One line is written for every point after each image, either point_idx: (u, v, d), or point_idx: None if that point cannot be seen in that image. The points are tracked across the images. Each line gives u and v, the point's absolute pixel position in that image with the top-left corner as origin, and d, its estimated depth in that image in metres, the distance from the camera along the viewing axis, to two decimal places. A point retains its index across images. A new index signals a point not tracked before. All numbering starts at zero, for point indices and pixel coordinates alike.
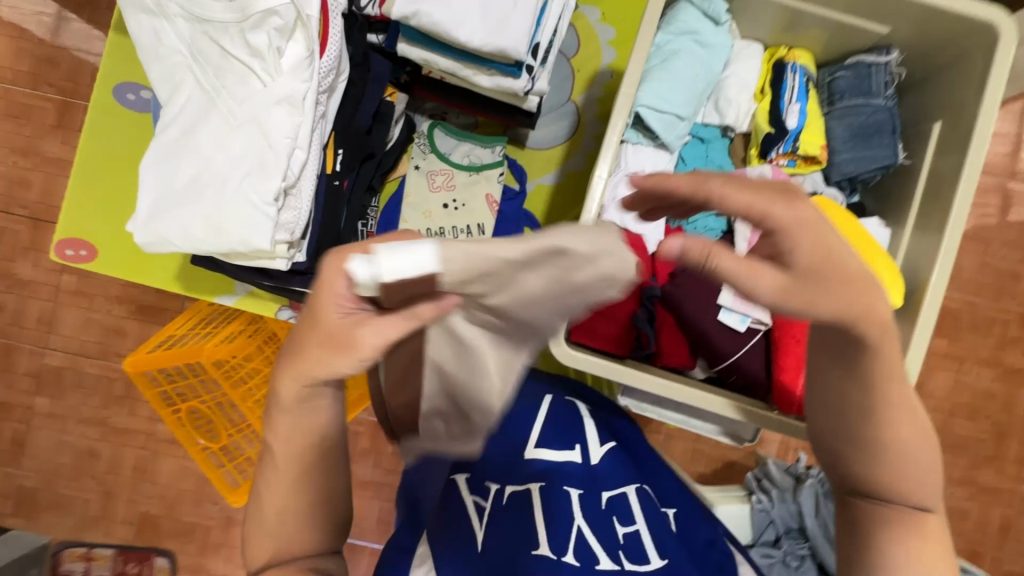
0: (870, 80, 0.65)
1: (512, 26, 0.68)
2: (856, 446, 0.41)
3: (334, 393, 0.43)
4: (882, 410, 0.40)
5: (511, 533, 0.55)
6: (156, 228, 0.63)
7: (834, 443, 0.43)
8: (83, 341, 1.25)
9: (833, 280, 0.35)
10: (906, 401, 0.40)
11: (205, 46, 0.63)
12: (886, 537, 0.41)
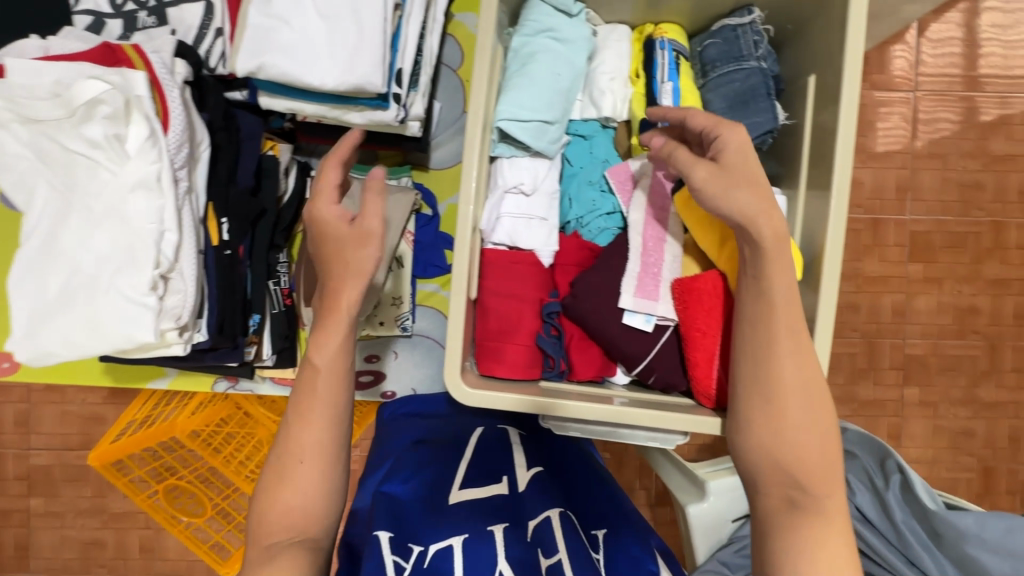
0: (739, 43, 0.62)
1: (362, 59, 0.64)
2: (763, 338, 0.51)
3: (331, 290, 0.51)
4: (775, 311, 0.50)
5: None
6: (39, 343, 0.61)
7: (750, 337, 0.51)
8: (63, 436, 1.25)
9: (748, 176, 0.50)
10: (790, 310, 0.50)
11: (45, 147, 0.60)
12: (792, 417, 0.50)
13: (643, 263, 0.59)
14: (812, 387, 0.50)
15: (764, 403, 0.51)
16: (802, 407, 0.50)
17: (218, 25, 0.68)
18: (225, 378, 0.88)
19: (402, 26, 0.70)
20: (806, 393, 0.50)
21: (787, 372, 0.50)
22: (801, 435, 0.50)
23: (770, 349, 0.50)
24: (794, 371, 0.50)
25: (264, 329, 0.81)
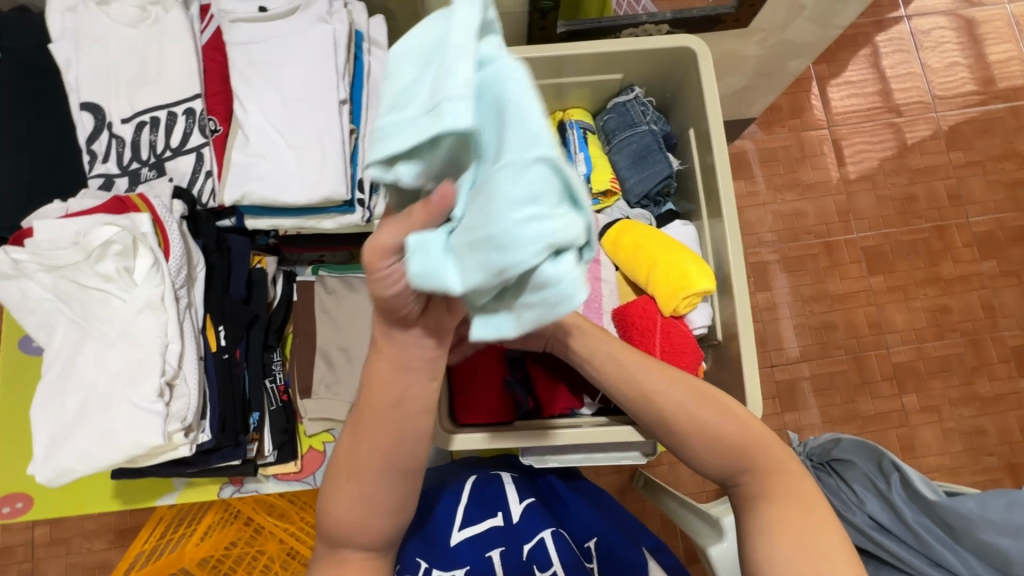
0: (630, 113, 0.76)
1: (328, 175, 0.78)
2: (625, 375, 0.55)
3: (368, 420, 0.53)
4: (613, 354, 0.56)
5: None
6: (60, 462, 0.67)
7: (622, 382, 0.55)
8: None
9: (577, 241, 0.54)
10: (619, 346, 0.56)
11: (66, 287, 0.70)
12: (697, 419, 0.52)
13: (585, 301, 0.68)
14: (681, 380, 0.54)
15: (647, 414, 0.54)
16: (679, 401, 0.53)
17: (208, 168, 0.82)
18: (230, 483, 0.91)
19: (360, 144, 0.85)
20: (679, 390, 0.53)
21: (656, 384, 0.54)
22: (707, 431, 0.52)
23: (626, 372, 0.55)
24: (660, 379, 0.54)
25: (264, 425, 0.86)
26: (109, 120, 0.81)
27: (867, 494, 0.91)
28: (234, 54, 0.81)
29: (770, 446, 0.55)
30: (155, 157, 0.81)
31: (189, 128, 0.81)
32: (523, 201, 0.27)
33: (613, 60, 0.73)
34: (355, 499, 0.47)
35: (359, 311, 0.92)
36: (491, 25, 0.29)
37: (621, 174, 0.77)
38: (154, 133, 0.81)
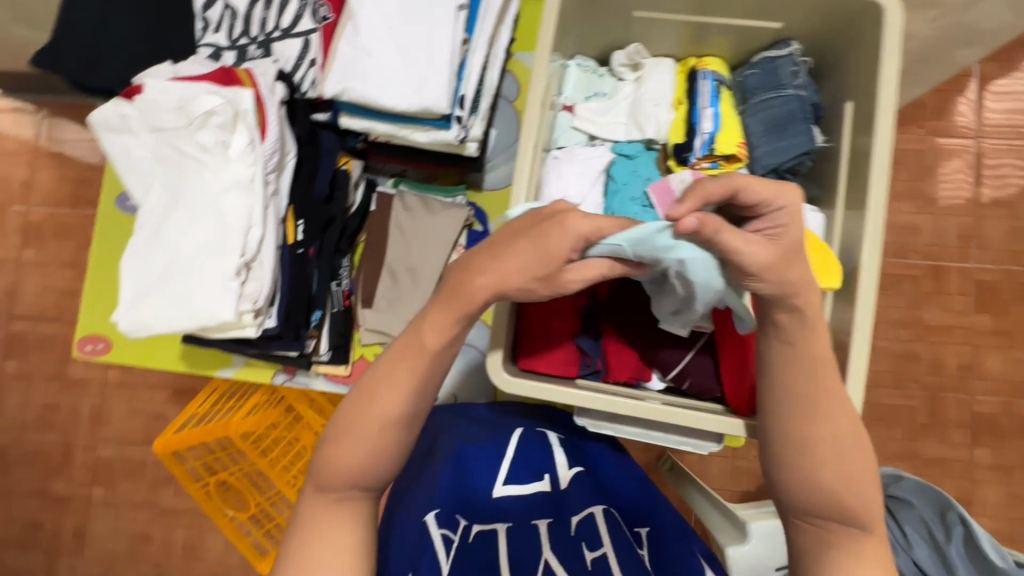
0: (778, 73, 0.66)
1: (432, 84, 0.73)
2: (806, 379, 0.50)
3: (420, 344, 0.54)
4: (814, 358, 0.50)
5: (477, 566, 0.56)
6: (139, 317, 0.71)
7: (796, 384, 0.51)
8: (131, 429, 1.72)
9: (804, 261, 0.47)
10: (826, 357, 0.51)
11: (167, 150, 0.71)
12: (825, 480, 0.50)
13: None
14: (851, 430, 0.51)
15: (779, 419, 0.51)
16: (836, 448, 0.50)
17: (312, 57, 0.79)
18: (283, 371, 0.94)
19: (469, 57, 0.79)
20: (851, 442, 0.50)
21: (834, 419, 0.50)
22: (831, 485, 0.50)
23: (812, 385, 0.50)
24: (848, 423, 0.50)
25: (323, 325, 0.88)
26: None
27: (919, 539, 0.84)
28: None
29: (849, 483, 0.50)
30: (264, 35, 0.80)
31: (301, 10, 0.79)
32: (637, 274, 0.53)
33: (773, 6, 0.64)
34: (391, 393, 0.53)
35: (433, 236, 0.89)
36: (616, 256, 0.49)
37: (751, 140, 0.68)
38: (267, 11, 0.79)
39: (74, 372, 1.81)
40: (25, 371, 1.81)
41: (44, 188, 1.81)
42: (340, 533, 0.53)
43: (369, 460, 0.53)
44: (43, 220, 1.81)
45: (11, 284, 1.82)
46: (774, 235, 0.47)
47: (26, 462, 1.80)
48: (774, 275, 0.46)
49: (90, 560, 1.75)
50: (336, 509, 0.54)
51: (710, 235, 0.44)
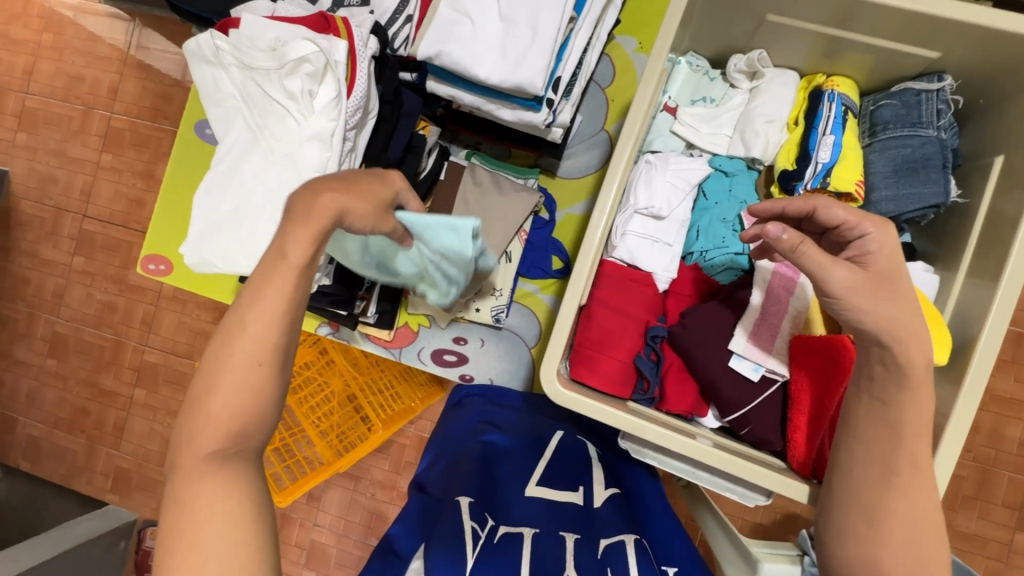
0: (920, 108, 0.59)
1: (530, 62, 0.69)
2: (884, 455, 0.47)
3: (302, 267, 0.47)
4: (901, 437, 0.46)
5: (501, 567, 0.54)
6: (203, 253, 0.71)
7: (874, 457, 0.47)
8: (176, 341, 1.89)
9: (899, 289, 0.46)
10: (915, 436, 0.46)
11: (253, 90, 0.71)
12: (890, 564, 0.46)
13: (763, 312, 0.57)
14: (927, 520, 0.46)
15: (848, 490, 0.48)
16: (907, 536, 0.46)
17: (409, 13, 0.77)
18: (327, 324, 0.96)
19: (572, 37, 0.74)
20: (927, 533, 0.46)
21: (914, 505, 0.46)
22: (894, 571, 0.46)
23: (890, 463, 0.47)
24: (927, 512, 0.46)
25: (375, 290, 0.88)
26: None
27: None
28: None
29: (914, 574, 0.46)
30: None
31: None
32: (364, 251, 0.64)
33: (930, 32, 0.54)
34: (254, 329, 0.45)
35: (498, 216, 0.86)
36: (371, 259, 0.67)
37: (873, 180, 0.61)
38: None
39: (130, 276, 1.94)
40: (90, 269, 1.94)
41: (128, 98, 1.88)
42: (225, 490, 0.43)
43: (240, 410, 0.44)
44: (123, 129, 1.89)
45: (87, 185, 1.93)
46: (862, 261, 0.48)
47: (80, 353, 1.96)
48: (861, 301, 0.46)
49: (126, 451, 1.92)
50: (209, 471, 0.43)
51: (798, 247, 0.47)
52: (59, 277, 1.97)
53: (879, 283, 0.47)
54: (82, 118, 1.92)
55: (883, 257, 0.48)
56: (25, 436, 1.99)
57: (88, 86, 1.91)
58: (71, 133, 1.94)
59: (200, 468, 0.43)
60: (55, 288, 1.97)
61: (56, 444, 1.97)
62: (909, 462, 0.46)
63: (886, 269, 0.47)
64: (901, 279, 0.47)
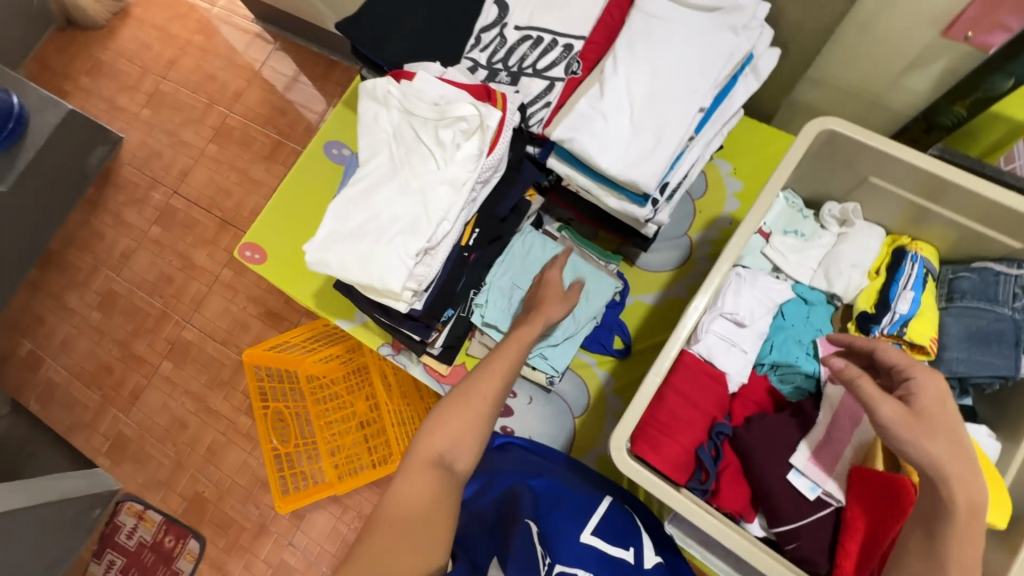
0: (996, 288, 0.65)
1: (647, 165, 0.79)
2: None
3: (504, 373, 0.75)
4: None
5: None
6: (323, 254, 0.79)
7: None
8: (216, 324, 2.03)
9: (947, 432, 0.49)
10: None
11: (406, 131, 0.82)
12: None
13: (827, 436, 0.62)
14: None
15: None
16: None
17: (549, 99, 0.88)
18: (389, 345, 1.04)
19: (685, 152, 0.84)
20: None
21: None
22: None
23: None
24: None
25: (449, 322, 0.95)
26: (507, 22, 0.90)
27: None
28: (635, 19, 0.83)
29: None
30: (517, 68, 0.89)
31: (558, 60, 0.88)
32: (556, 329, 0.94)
33: (1017, 224, 0.62)
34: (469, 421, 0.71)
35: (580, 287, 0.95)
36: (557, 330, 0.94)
37: (946, 340, 0.66)
38: (530, 50, 0.89)
39: (195, 256, 2.13)
40: (164, 239, 2.15)
41: (247, 103, 2.22)
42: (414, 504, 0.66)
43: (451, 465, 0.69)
44: (234, 127, 2.20)
45: (186, 166, 2.21)
46: (912, 399, 0.51)
47: (125, 313, 2.11)
48: (912, 438, 0.49)
49: (134, 418, 1.99)
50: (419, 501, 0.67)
51: (856, 380, 0.53)
52: (133, 240, 2.18)
53: (929, 423, 0.50)
54: (203, 110, 2.25)
55: (936, 402, 0.50)
56: (45, 379, 2.09)
57: (217, 85, 2.26)
58: (189, 120, 2.26)
59: (419, 497, 0.67)
60: (125, 249, 2.17)
61: (69, 393, 2.06)
62: None
63: (935, 412, 0.50)
64: (951, 424, 0.49)
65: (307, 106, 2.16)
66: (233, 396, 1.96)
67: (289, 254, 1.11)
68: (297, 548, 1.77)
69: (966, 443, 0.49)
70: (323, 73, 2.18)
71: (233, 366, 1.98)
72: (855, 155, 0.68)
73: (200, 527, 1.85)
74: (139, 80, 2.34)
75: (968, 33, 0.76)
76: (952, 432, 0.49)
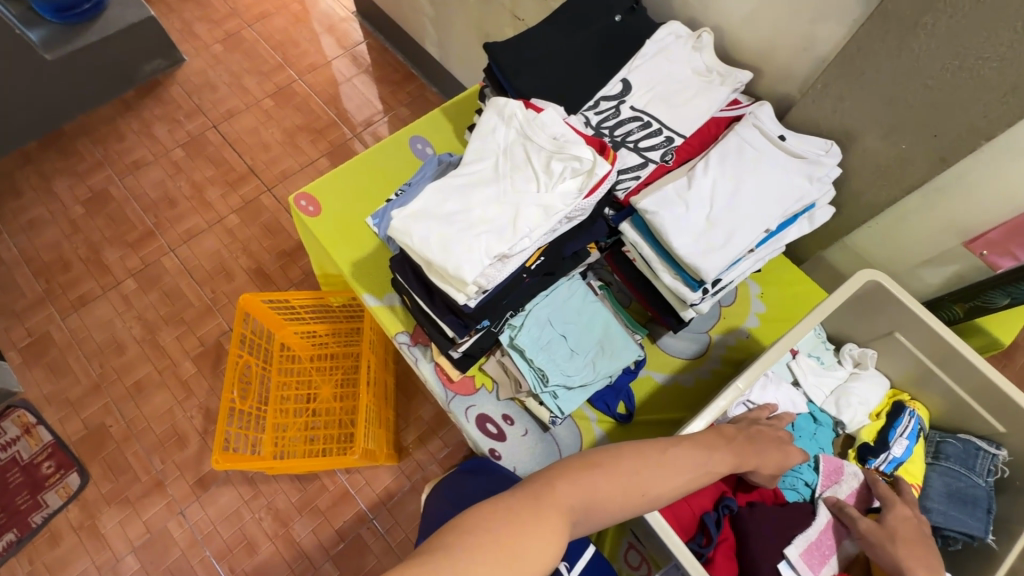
0: (975, 460, 0.77)
1: (714, 257, 0.88)
2: None
3: (677, 468, 0.62)
4: None
5: None
6: (408, 224, 0.84)
7: None
8: (200, 262, 1.96)
9: (911, 548, 0.64)
10: None
11: (518, 151, 0.90)
12: None
13: (817, 538, 0.67)
14: None
15: None
16: None
17: (639, 174, 0.98)
18: (407, 335, 1.06)
19: (742, 260, 0.94)
20: None
21: None
22: None
23: None
24: None
25: (480, 333, 0.98)
26: (625, 100, 1.02)
27: None
28: (732, 138, 0.96)
29: None
30: (621, 139, 1.00)
31: (659, 145, 0.99)
32: (575, 371, 0.97)
33: (1007, 411, 0.74)
34: (616, 483, 0.59)
35: (607, 345, 1.00)
36: (575, 373, 0.97)
37: (928, 491, 0.78)
38: (637, 129, 1.00)
39: (206, 191, 2.08)
40: (183, 165, 2.11)
41: (318, 78, 2.29)
42: (536, 545, 0.51)
43: (579, 513, 0.56)
44: (297, 93, 2.26)
45: (235, 109, 2.22)
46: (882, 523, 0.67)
47: (109, 219, 2.01)
48: (882, 548, 0.65)
49: (70, 324, 1.84)
50: (523, 532, 0.52)
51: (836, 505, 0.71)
52: (151, 153, 2.12)
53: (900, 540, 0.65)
54: (274, 68, 2.31)
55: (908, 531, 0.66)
56: None
57: (297, 53, 2.34)
58: (256, 70, 2.30)
59: (527, 529, 0.52)
60: (139, 159, 2.11)
61: (11, 276, 1.89)
62: None
63: (903, 532, 0.66)
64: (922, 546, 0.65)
65: (372, 102, 2.25)
66: (187, 338, 1.84)
67: (343, 217, 1.14)
68: (186, 521, 1.61)
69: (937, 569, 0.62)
70: (398, 80, 2.30)
71: (198, 308, 1.89)
72: (889, 310, 0.80)
73: (89, 464, 1.67)
74: (224, 18, 2.40)
75: (983, 250, 0.93)
76: (919, 547, 0.64)
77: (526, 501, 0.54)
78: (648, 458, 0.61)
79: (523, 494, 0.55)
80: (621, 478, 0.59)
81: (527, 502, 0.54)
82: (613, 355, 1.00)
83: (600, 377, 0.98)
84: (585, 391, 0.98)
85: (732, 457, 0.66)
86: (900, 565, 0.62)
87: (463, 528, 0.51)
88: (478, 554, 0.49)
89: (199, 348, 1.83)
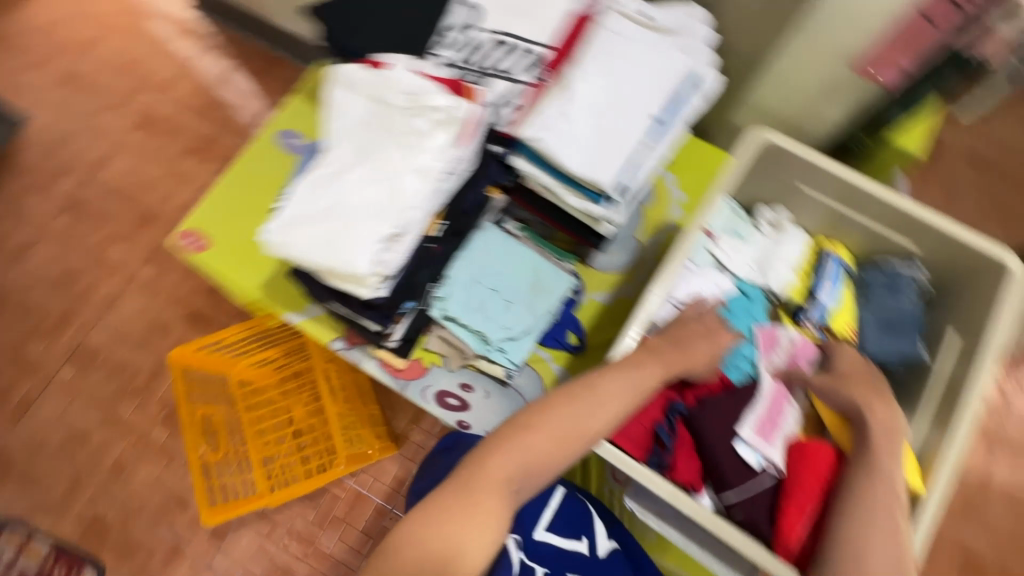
0: (898, 283, 0.83)
1: (609, 166, 0.84)
2: (864, 526, 0.61)
3: (605, 411, 0.66)
4: (875, 514, 0.61)
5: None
6: (285, 235, 0.77)
7: (855, 524, 0.61)
8: (130, 326, 1.85)
9: (854, 387, 0.72)
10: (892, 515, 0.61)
11: (375, 118, 0.82)
12: None
13: (769, 410, 0.73)
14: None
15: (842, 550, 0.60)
16: None
17: (513, 100, 0.91)
18: (343, 339, 1.00)
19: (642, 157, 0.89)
20: None
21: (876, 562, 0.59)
22: None
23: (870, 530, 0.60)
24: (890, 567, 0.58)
25: (407, 316, 0.95)
26: (477, 24, 0.94)
27: None
28: (600, 37, 0.90)
29: None
30: (484, 66, 0.93)
31: (524, 62, 0.92)
32: (514, 320, 0.95)
33: (920, 233, 0.81)
34: (542, 444, 0.65)
35: (539, 284, 0.98)
36: (515, 323, 0.95)
37: (862, 327, 0.84)
38: (498, 51, 0.93)
39: (107, 251, 1.93)
40: (71, 233, 1.94)
41: (177, 93, 2.08)
42: (474, 523, 0.63)
43: (513, 482, 0.65)
44: (161, 116, 2.06)
45: (102, 155, 2.02)
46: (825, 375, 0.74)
47: (17, 314, 1.86)
48: (836, 391, 0.72)
49: (22, 432, 1.75)
50: (457, 518, 0.62)
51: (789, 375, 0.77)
52: (32, 231, 1.94)
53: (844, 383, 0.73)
54: (125, 97, 2.08)
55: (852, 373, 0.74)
56: None
57: (144, 72, 2.11)
58: (108, 105, 2.07)
59: (463, 513, 0.63)
60: (21, 241, 1.93)
61: None
62: (881, 530, 0.60)
63: (846, 374, 0.74)
64: (863, 381, 0.73)
65: (244, 100, 2.06)
66: (148, 405, 1.78)
67: (235, 243, 1.06)
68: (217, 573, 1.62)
69: (882, 397, 0.70)
70: (263, 67, 2.09)
71: (148, 372, 1.81)
72: (788, 166, 0.82)
73: (100, 555, 1.65)
74: (49, 57, 2.13)
75: (870, 68, 0.90)
76: (860, 383, 0.72)
77: (458, 490, 0.64)
78: (572, 410, 0.66)
79: (457, 481, 0.65)
80: (549, 440, 0.66)
81: (459, 490, 0.64)
82: (546, 293, 0.97)
83: (542, 317, 0.97)
84: (532, 336, 0.96)
85: (662, 367, 0.70)
86: (858, 405, 0.70)
87: (408, 533, 0.62)
88: (415, 552, 0.61)
89: (165, 410, 1.77)
